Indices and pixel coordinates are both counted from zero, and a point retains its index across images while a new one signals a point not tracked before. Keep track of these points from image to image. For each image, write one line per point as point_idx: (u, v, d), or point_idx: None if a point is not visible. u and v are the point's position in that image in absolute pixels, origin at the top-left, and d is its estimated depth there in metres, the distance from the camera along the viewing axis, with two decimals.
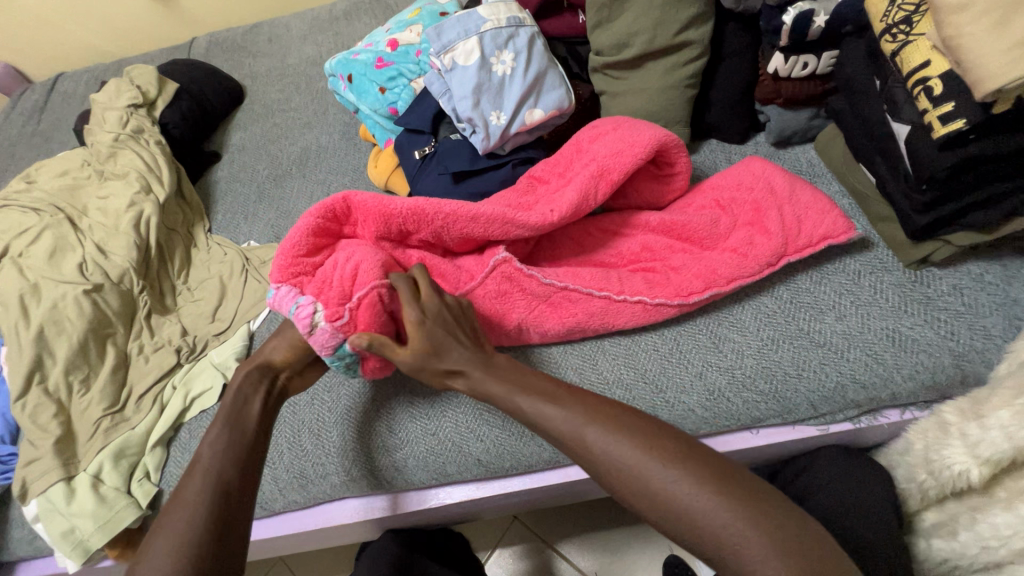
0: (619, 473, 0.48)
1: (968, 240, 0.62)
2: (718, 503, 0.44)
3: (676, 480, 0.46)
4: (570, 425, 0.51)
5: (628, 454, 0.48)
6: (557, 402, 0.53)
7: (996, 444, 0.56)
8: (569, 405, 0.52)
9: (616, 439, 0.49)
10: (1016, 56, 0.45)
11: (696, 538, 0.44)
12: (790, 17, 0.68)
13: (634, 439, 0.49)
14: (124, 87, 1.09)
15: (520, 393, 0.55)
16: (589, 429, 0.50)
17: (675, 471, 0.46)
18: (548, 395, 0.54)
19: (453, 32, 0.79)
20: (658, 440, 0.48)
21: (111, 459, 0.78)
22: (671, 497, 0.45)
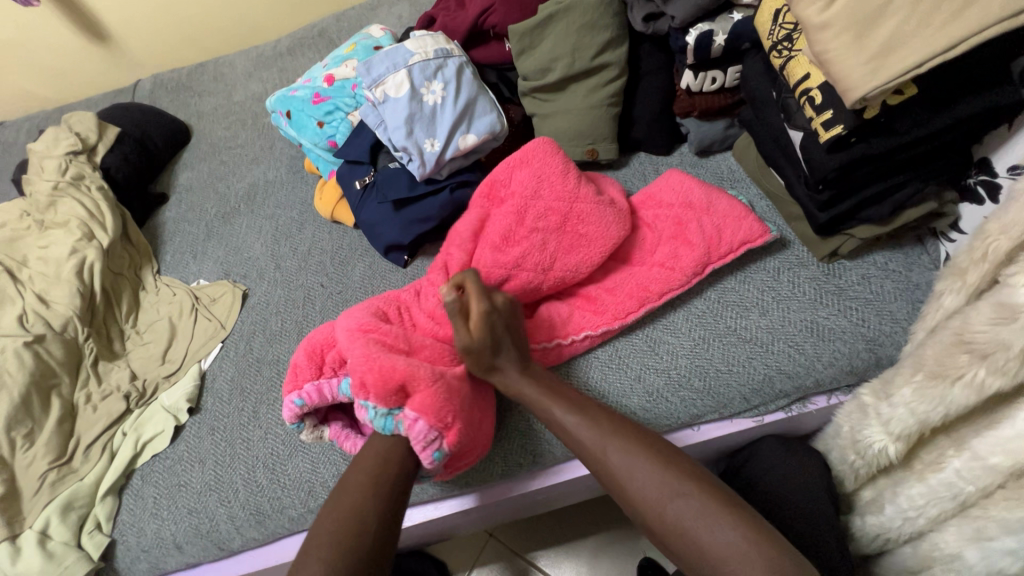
0: (636, 490, 0.56)
1: (869, 233, 0.67)
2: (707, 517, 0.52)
3: (676, 500, 0.54)
4: (598, 440, 0.59)
5: (643, 472, 0.56)
6: (587, 415, 0.61)
7: (904, 421, 0.56)
8: (598, 419, 0.61)
9: (632, 459, 0.57)
10: (873, 67, 0.50)
11: (682, 546, 0.52)
12: (692, 38, 0.73)
13: (642, 458, 0.57)
14: (62, 134, 1.08)
15: (553, 402, 0.63)
16: (613, 446, 0.58)
17: (675, 491, 0.54)
18: (580, 409, 0.62)
19: (382, 66, 0.83)
20: (665, 460, 0.57)
21: (58, 512, 0.76)
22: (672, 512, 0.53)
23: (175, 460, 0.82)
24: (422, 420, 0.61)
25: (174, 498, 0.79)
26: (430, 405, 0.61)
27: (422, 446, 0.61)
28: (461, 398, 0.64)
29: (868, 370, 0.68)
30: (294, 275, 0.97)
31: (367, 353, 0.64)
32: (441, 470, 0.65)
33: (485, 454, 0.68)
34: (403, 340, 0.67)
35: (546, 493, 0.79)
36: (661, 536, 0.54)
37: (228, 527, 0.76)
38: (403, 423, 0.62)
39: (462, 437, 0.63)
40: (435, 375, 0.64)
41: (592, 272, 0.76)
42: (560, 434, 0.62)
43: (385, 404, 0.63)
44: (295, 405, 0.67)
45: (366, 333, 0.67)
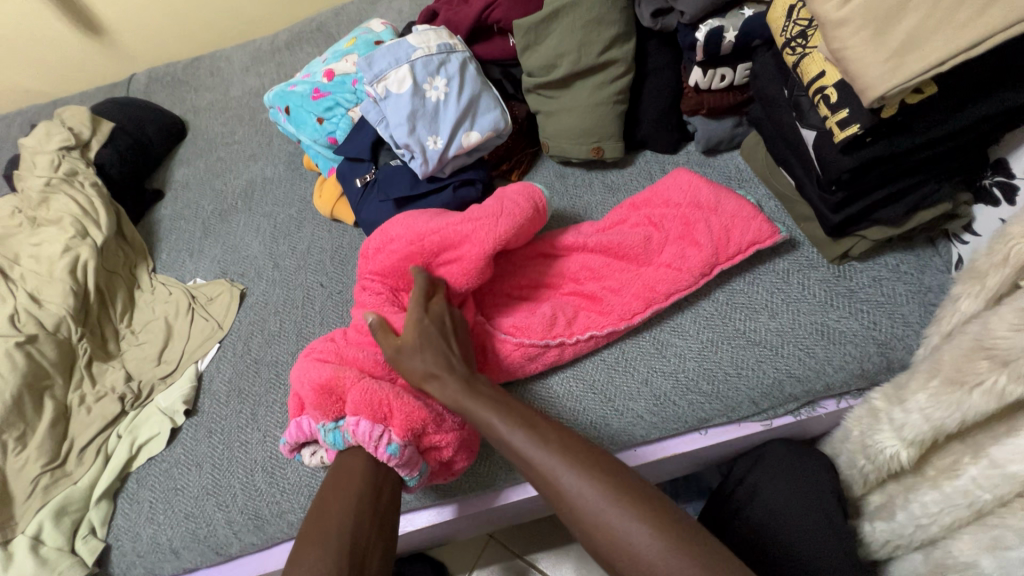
0: (580, 512, 0.50)
1: (881, 234, 0.66)
2: (666, 550, 0.46)
3: (629, 527, 0.48)
4: (544, 458, 0.53)
5: (588, 495, 0.50)
6: (533, 430, 0.55)
7: (917, 427, 0.55)
8: (547, 438, 0.54)
9: (579, 480, 0.51)
10: (892, 65, 0.49)
11: (635, 574, 0.47)
12: (701, 34, 0.72)
13: (594, 477, 0.51)
14: (55, 129, 1.05)
15: (495, 416, 0.57)
16: (562, 468, 0.52)
17: (631, 518, 0.48)
18: (525, 422, 0.56)
19: (384, 61, 0.81)
20: (623, 485, 0.50)
21: (51, 517, 0.75)
22: (624, 540, 0.47)
23: (172, 462, 0.81)
24: (364, 419, 0.61)
25: (170, 502, 0.77)
26: (367, 402, 0.62)
27: (373, 445, 0.59)
28: (394, 389, 0.64)
29: (878, 374, 0.67)
30: (292, 274, 0.95)
31: (305, 374, 0.67)
32: (421, 466, 0.62)
33: (461, 446, 0.65)
34: (338, 355, 0.68)
35: (548, 496, 0.78)
36: (613, 563, 0.49)
37: (226, 532, 0.75)
38: (349, 432, 0.61)
39: (410, 421, 0.61)
40: (364, 376, 0.65)
41: (598, 272, 0.75)
42: (501, 446, 0.56)
43: (329, 417, 0.63)
44: (284, 443, 0.65)
45: (307, 359, 0.69)
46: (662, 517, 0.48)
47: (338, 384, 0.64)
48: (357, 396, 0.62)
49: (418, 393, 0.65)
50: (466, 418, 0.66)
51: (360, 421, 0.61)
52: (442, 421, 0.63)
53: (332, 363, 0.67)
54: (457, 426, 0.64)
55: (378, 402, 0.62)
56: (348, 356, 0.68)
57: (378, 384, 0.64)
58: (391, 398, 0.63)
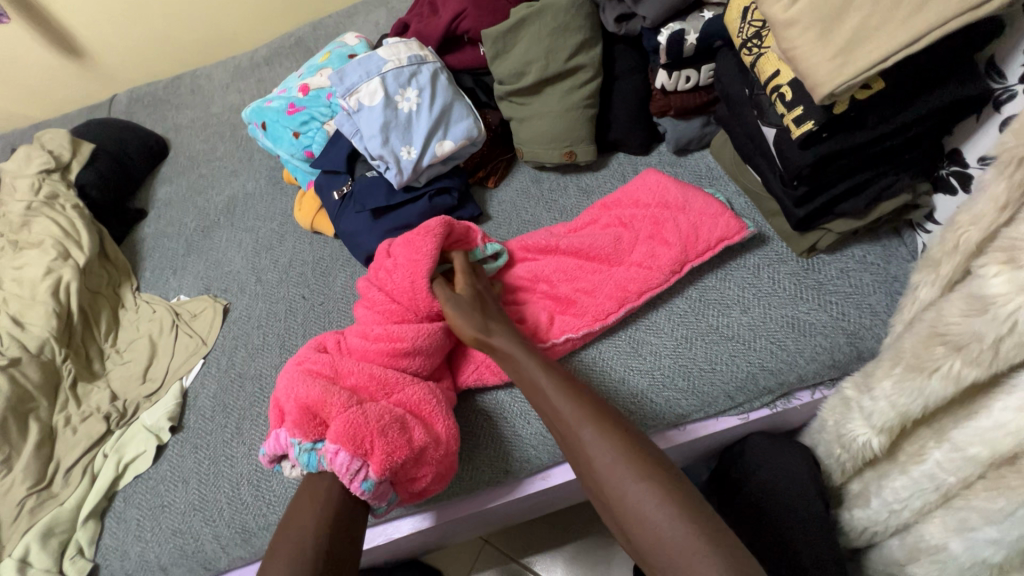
0: (598, 467, 0.52)
1: (845, 226, 0.67)
2: (666, 514, 0.47)
3: (639, 489, 0.49)
4: (570, 411, 0.56)
5: (614, 466, 0.51)
6: (566, 392, 0.58)
7: (885, 414, 0.56)
8: (578, 400, 0.57)
9: (606, 445, 0.53)
10: (839, 63, 0.50)
11: (639, 532, 0.48)
12: (663, 37, 0.73)
13: (610, 435, 0.53)
14: (35, 153, 1.06)
15: (542, 375, 0.60)
16: (585, 428, 0.54)
17: (642, 482, 0.50)
18: (568, 388, 0.58)
19: (354, 75, 0.82)
20: (639, 448, 0.52)
21: (38, 539, 0.75)
22: (638, 507, 0.49)
23: (158, 480, 0.81)
24: (343, 451, 0.58)
25: (157, 519, 0.78)
26: (349, 433, 0.59)
27: (348, 479, 0.58)
28: (380, 422, 0.61)
29: (850, 363, 0.68)
30: (274, 287, 0.96)
31: (291, 387, 0.64)
32: (392, 497, 0.63)
33: (438, 480, 0.65)
34: (333, 368, 0.67)
35: (533, 499, 0.78)
36: (619, 521, 0.50)
37: (214, 546, 0.75)
38: (326, 457, 0.59)
39: (388, 462, 0.60)
40: (352, 404, 0.63)
41: (571, 274, 0.76)
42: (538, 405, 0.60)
43: (307, 437, 0.60)
44: (262, 454, 0.64)
45: (299, 366, 0.68)
46: (676, 491, 0.49)
47: (324, 406, 0.62)
48: (339, 426, 0.60)
49: (404, 425, 0.63)
50: (450, 450, 0.65)
51: (339, 453, 0.58)
52: (421, 457, 0.63)
53: (325, 376, 0.66)
54: (437, 461, 0.64)
55: (361, 435, 0.60)
56: (343, 373, 0.67)
57: (363, 415, 0.61)
58: (371, 434, 0.60)
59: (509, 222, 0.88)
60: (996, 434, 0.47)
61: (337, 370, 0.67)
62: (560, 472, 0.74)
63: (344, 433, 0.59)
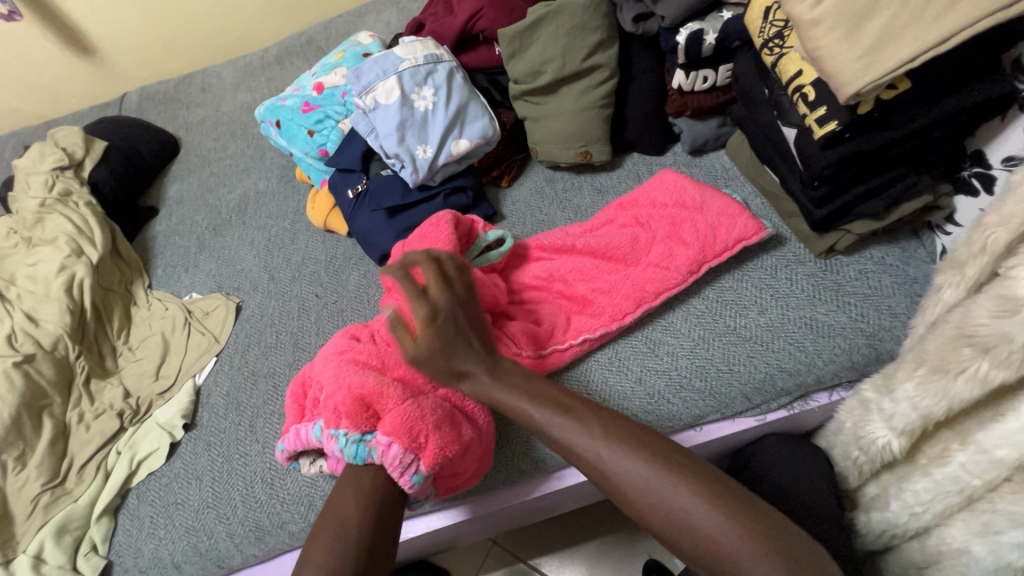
0: (629, 488, 0.48)
1: (865, 228, 0.67)
2: (724, 524, 0.44)
3: (686, 502, 0.45)
4: (578, 434, 0.51)
5: (649, 484, 0.47)
6: (569, 413, 0.53)
7: (907, 416, 0.55)
8: (585, 417, 0.52)
9: (633, 462, 0.48)
10: (865, 63, 0.50)
11: (700, 549, 0.44)
12: (682, 37, 0.73)
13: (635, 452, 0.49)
14: (48, 150, 1.06)
15: (531, 403, 0.54)
16: (603, 447, 0.50)
17: (686, 494, 0.46)
18: (568, 409, 0.53)
19: (371, 73, 0.82)
20: (671, 460, 0.48)
21: (52, 535, 0.75)
22: (689, 524, 0.45)
23: (172, 477, 0.81)
24: (397, 444, 0.58)
25: (171, 516, 0.78)
26: (405, 427, 0.59)
27: (399, 472, 0.58)
28: (434, 415, 0.61)
29: (869, 365, 0.68)
30: (287, 286, 0.96)
31: (341, 376, 0.63)
32: (432, 491, 0.63)
33: (476, 474, 0.65)
34: (379, 360, 0.66)
35: (547, 500, 0.78)
36: (669, 540, 0.46)
37: (228, 545, 0.75)
38: (377, 449, 0.58)
39: (440, 456, 0.59)
40: (406, 396, 0.62)
41: (587, 274, 0.75)
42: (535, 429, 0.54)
43: (358, 429, 0.60)
44: (279, 450, 0.64)
45: (342, 357, 0.66)
46: (726, 498, 0.45)
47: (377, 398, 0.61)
48: (391, 418, 0.59)
49: (454, 418, 0.63)
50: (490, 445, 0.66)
51: (392, 445, 0.58)
52: (467, 452, 0.63)
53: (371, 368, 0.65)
54: (478, 455, 0.64)
55: (417, 428, 0.60)
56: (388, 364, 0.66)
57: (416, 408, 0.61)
58: (425, 427, 0.60)
59: (523, 222, 0.88)
60: None
61: (382, 361, 0.66)
62: (576, 472, 0.73)
63: (398, 426, 0.59)
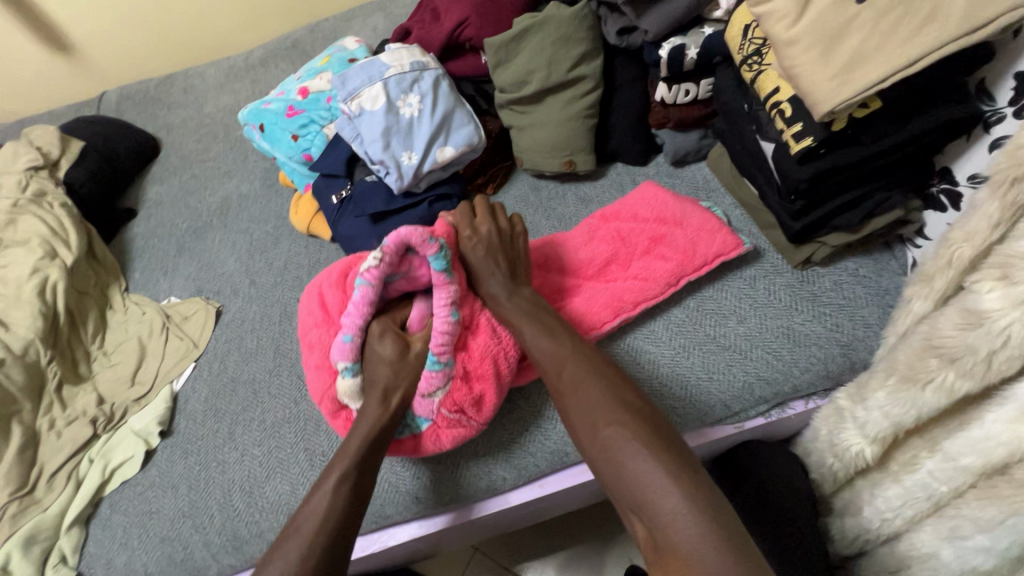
0: (579, 403, 0.59)
1: (839, 239, 0.69)
2: (643, 453, 0.53)
3: (616, 429, 0.55)
4: (554, 350, 0.64)
5: (596, 402, 0.58)
6: (552, 334, 0.65)
7: (878, 423, 0.57)
8: (562, 341, 0.65)
9: (589, 382, 0.60)
10: (839, 82, 0.52)
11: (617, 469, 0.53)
12: (665, 51, 0.75)
13: (590, 375, 0.60)
14: (22, 150, 1.04)
15: (525, 324, 0.67)
16: (569, 364, 0.62)
17: (619, 423, 0.56)
18: (549, 333, 0.66)
19: (357, 79, 0.82)
20: (619, 392, 0.59)
21: (19, 547, 0.73)
22: (615, 445, 0.54)
23: (146, 485, 0.79)
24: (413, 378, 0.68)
25: (145, 526, 0.76)
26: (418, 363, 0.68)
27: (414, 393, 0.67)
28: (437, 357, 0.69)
29: (843, 374, 0.69)
30: (268, 290, 0.95)
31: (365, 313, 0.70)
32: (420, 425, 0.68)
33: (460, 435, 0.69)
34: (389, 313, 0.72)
35: (531, 507, 0.78)
36: (595, 457, 0.56)
37: (204, 555, 0.74)
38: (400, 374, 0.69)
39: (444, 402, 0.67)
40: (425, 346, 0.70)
41: (566, 287, 0.76)
42: (535, 362, 0.65)
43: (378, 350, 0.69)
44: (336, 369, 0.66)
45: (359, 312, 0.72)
46: (649, 432, 0.54)
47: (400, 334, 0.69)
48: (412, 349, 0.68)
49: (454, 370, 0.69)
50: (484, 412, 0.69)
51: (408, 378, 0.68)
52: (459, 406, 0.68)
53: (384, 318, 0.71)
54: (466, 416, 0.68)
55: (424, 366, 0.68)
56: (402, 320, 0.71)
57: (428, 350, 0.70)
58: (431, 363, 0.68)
59: None
60: (987, 444, 0.49)
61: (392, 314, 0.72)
62: (557, 480, 0.74)
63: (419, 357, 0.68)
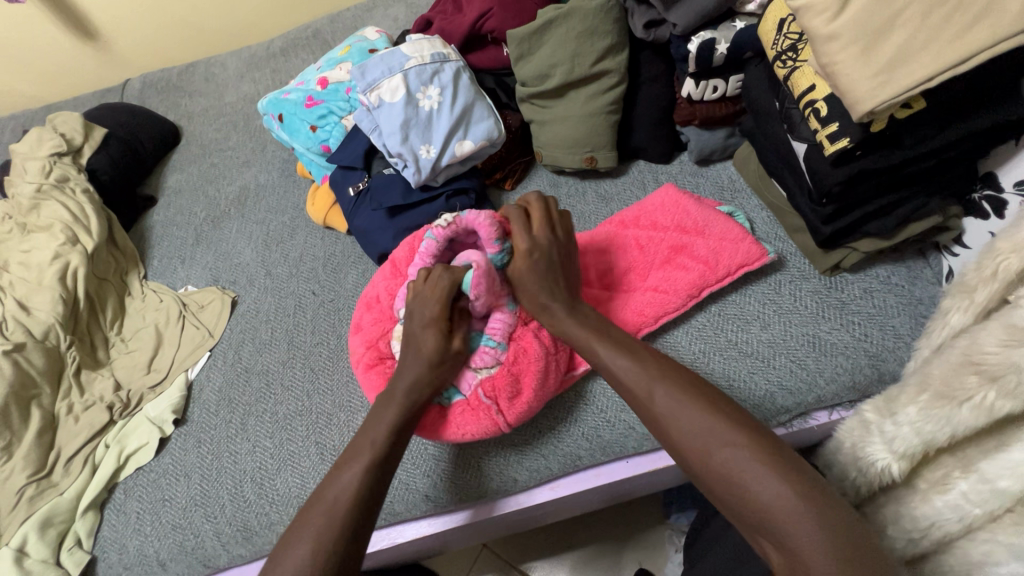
0: (679, 428, 0.52)
1: (873, 246, 0.66)
2: (768, 475, 0.46)
3: (729, 450, 0.49)
4: (635, 372, 0.58)
5: (701, 421, 0.51)
6: (632, 353, 0.60)
7: (908, 441, 0.54)
8: (643, 360, 0.58)
9: (683, 402, 0.53)
10: (881, 81, 0.49)
11: (740, 498, 0.47)
12: (693, 46, 0.72)
13: (685, 395, 0.54)
14: (47, 135, 1.05)
15: (597, 341, 0.62)
16: (658, 386, 0.55)
17: (729, 443, 0.49)
18: (626, 351, 0.60)
19: (377, 70, 0.81)
20: (721, 409, 0.52)
21: (36, 529, 0.74)
22: (731, 470, 0.48)
23: (159, 473, 0.80)
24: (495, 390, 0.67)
25: (157, 514, 0.77)
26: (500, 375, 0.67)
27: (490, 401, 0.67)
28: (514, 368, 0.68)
29: (870, 386, 0.67)
30: (284, 282, 0.95)
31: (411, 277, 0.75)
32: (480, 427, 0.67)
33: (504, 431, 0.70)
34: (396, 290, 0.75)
35: (542, 509, 0.76)
36: (707, 485, 0.50)
37: (213, 544, 0.74)
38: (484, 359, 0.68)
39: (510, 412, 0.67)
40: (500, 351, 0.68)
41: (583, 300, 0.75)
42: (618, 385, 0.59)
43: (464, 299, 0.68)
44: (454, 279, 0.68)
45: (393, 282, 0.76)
46: (765, 448, 0.48)
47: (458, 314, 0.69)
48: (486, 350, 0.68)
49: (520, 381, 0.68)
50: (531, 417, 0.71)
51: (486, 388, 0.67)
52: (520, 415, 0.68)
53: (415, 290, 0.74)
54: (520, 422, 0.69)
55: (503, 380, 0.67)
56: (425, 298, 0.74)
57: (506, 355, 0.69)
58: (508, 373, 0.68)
59: None
60: None
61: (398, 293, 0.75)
62: (569, 483, 0.72)
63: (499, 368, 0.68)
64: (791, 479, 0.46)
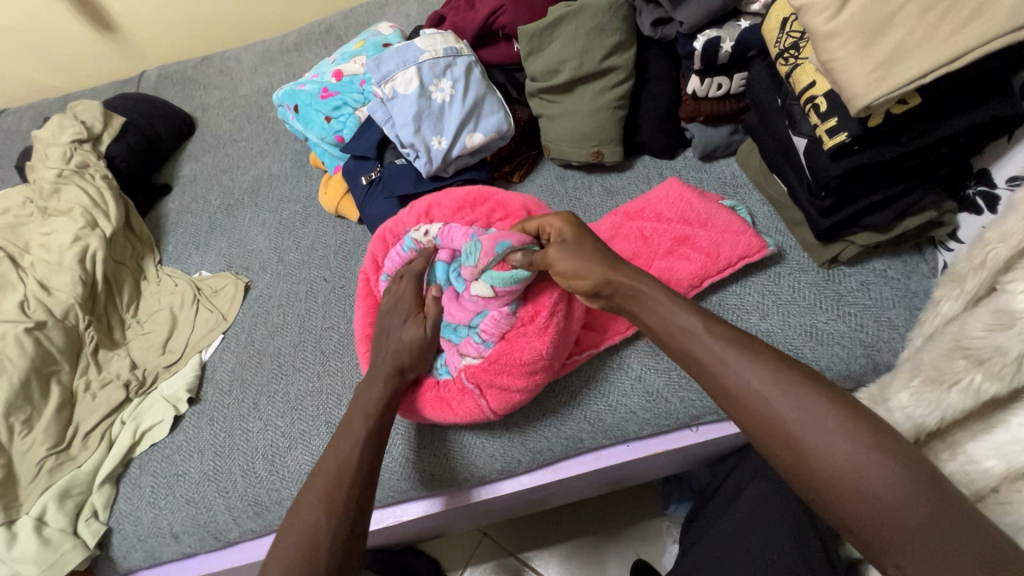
0: (793, 427, 0.46)
1: (869, 239, 0.68)
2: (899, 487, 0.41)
3: (850, 454, 0.43)
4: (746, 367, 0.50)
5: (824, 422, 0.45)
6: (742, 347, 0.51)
7: (899, 425, 0.56)
8: (756, 354, 0.50)
9: (800, 403, 0.46)
10: (878, 76, 0.51)
11: (860, 508, 0.42)
12: (699, 43, 0.75)
13: (808, 395, 0.46)
14: (68, 122, 1.08)
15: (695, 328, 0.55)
16: (770, 385, 0.48)
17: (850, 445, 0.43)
18: (738, 343, 0.52)
19: (392, 63, 0.84)
20: (850, 412, 0.45)
21: (55, 499, 0.76)
22: (849, 478, 0.42)
23: (173, 449, 0.83)
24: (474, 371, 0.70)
25: (172, 488, 0.79)
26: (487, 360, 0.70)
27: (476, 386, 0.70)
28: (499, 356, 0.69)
29: (865, 375, 0.69)
30: (296, 268, 0.97)
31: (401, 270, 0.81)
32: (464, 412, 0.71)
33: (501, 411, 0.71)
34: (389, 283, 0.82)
35: (543, 491, 0.79)
36: (815, 486, 0.44)
37: (226, 518, 0.77)
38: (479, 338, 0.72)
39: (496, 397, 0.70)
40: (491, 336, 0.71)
41: None
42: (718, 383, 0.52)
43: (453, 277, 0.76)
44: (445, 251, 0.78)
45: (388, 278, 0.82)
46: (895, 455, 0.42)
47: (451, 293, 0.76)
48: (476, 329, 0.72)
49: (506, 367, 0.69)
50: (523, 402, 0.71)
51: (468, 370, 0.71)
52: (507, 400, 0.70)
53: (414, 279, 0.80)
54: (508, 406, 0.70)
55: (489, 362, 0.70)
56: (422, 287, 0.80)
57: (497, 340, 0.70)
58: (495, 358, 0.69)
59: None
60: None
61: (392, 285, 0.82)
62: (570, 465, 0.75)
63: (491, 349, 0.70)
64: (924, 491, 0.40)
